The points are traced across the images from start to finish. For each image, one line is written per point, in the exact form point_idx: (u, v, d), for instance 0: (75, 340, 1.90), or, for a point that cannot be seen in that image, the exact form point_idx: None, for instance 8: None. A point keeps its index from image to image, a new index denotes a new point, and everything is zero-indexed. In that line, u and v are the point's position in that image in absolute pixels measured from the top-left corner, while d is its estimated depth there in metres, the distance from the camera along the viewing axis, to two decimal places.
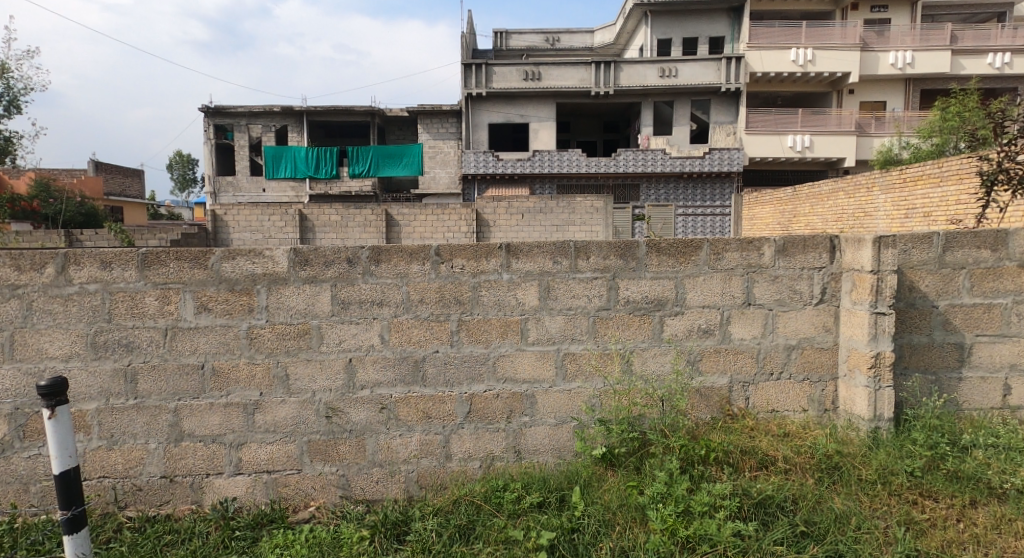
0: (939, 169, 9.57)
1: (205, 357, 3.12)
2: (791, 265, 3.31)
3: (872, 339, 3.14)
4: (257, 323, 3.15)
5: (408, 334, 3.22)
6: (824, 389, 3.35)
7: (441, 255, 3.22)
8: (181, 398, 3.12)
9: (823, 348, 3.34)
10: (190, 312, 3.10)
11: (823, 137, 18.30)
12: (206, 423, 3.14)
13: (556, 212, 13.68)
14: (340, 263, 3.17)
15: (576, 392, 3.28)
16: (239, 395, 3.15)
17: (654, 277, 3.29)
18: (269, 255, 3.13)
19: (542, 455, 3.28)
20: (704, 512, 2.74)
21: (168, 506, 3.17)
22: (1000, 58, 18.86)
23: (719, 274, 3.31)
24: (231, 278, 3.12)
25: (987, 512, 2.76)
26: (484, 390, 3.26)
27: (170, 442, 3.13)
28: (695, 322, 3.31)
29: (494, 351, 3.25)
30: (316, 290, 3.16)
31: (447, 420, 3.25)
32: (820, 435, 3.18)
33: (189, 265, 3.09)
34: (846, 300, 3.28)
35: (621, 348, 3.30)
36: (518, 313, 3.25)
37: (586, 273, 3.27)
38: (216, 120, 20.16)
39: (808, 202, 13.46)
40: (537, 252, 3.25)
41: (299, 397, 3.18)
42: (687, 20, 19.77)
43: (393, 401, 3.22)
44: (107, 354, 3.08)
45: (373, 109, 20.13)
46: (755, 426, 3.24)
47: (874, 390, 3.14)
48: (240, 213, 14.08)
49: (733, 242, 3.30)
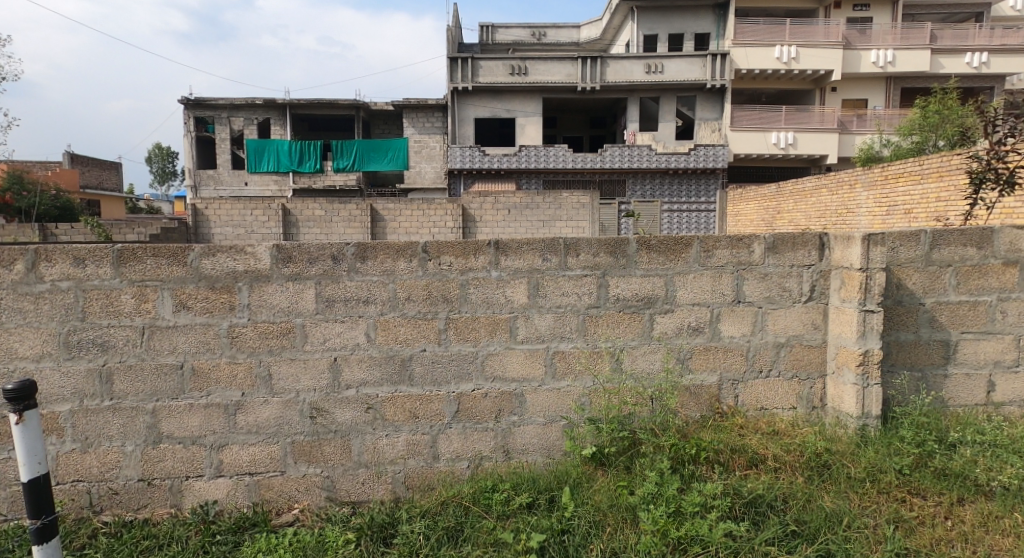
0: (920, 166, 9.68)
1: (185, 356, 3.04)
2: (781, 262, 3.29)
3: (860, 337, 3.13)
4: (238, 321, 3.06)
5: (395, 332, 3.16)
6: (813, 387, 3.34)
7: (429, 252, 3.16)
8: (159, 398, 3.03)
9: (812, 345, 3.33)
10: (168, 311, 3.01)
11: (806, 134, 18.44)
12: (186, 424, 3.06)
13: (542, 208, 13.65)
14: (324, 260, 3.10)
15: (566, 391, 3.25)
16: (221, 395, 3.07)
17: (645, 275, 3.25)
18: (251, 252, 3.06)
19: (532, 454, 3.25)
20: (695, 513, 2.70)
21: (146, 510, 3.08)
22: (978, 58, 19.11)
23: (709, 272, 3.28)
24: (212, 275, 3.04)
25: (975, 510, 2.72)
26: (473, 389, 3.21)
27: (148, 443, 3.05)
28: (685, 320, 3.28)
29: (482, 350, 3.20)
30: (300, 288, 3.09)
31: (434, 420, 3.20)
32: (809, 433, 3.16)
33: (166, 261, 3.00)
34: (835, 298, 3.27)
35: (611, 346, 3.26)
36: (506, 311, 3.20)
37: (576, 270, 3.22)
38: (196, 112, 19.84)
39: (792, 198, 13.54)
40: (527, 249, 3.20)
41: (282, 396, 3.11)
42: (672, 16, 19.78)
43: (380, 401, 3.16)
44: (80, 354, 2.98)
45: (358, 103, 19.94)
46: (745, 424, 3.23)
47: (862, 387, 3.13)
48: (221, 207, 13.88)
49: (724, 239, 3.27)
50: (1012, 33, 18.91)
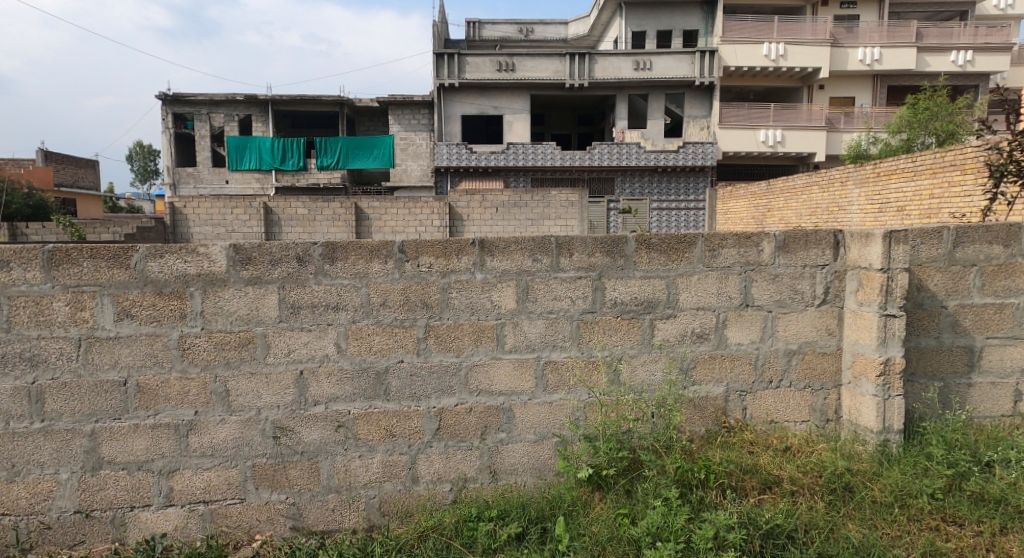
0: (912, 163, 9.49)
1: (128, 371, 2.70)
2: (793, 262, 3.00)
3: (881, 344, 2.83)
4: (191, 331, 2.73)
5: (369, 342, 2.83)
6: (827, 399, 3.04)
7: (406, 252, 2.84)
8: (99, 419, 2.68)
9: (825, 353, 3.04)
10: (108, 320, 2.67)
11: (794, 132, 18.24)
12: (131, 447, 2.72)
13: (531, 206, 13.34)
14: (288, 262, 2.78)
15: (559, 405, 2.94)
16: (170, 415, 2.74)
17: (644, 277, 2.95)
18: (204, 252, 2.73)
19: (521, 475, 2.93)
20: (708, 549, 2.41)
21: (82, 547, 2.72)
22: (963, 56, 19.01)
23: (714, 273, 2.98)
24: (159, 280, 2.70)
25: (1020, 541, 2.42)
26: (456, 404, 2.89)
27: (86, 471, 2.69)
28: (689, 326, 2.99)
29: (466, 361, 2.89)
30: (261, 293, 2.77)
31: (413, 438, 2.88)
32: (823, 450, 2.86)
33: (107, 264, 2.66)
34: (851, 302, 2.97)
35: (607, 355, 2.96)
36: (493, 317, 2.89)
37: (570, 272, 2.92)
38: (174, 109, 19.36)
39: (783, 196, 13.33)
40: (514, 248, 2.89)
41: (241, 415, 2.78)
42: (661, 12, 19.53)
43: (352, 418, 2.84)
44: (5, 371, 2.63)
45: (342, 99, 19.56)
46: (756, 441, 2.93)
47: (883, 400, 2.82)
48: (201, 206, 13.46)
49: (730, 237, 2.98)
50: (996, 31, 18.87)
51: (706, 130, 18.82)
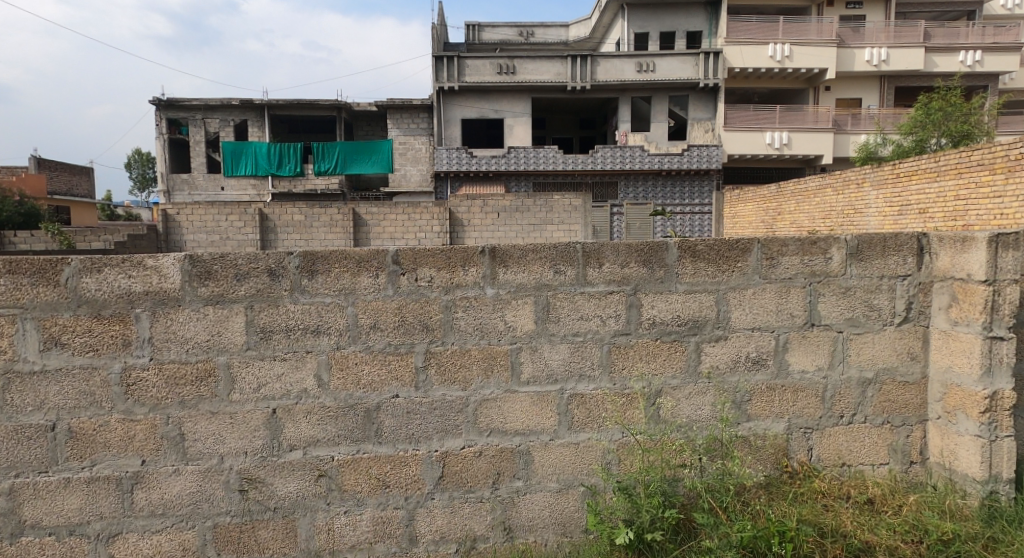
0: (935, 163, 9.00)
1: (58, 413, 2.18)
2: (867, 273, 2.48)
3: (985, 373, 2.30)
4: (136, 363, 2.21)
5: (356, 374, 2.31)
6: (910, 437, 2.52)
7: (401, 264, 2.33)
8: (19, 474, 2.17)
9: (907, 382, 2.51)
10: (32, 350, 2.16)
11: (801, 134, 17.73)
12: (61, 508, 2.20)
13: (534, 210, 12.82)
14: (257, 276, 2.27)
15: (586, 448, 2.42)
16: (111, 466, 2.22)
17: (689, 290, 2.44)
18: (153, 265, 2.21)
19: (541, 533, 2.41)
20: None
21: None
22: (972, 56, 18.50)
23: (773, 286, 2.46)
24: (96, 299, 2.18)
25: None
26: (463, 447, 2.37)
27: (5, 537, 2.19)
28: (742, 350, 2.47)
29: (475, 395, 2.36)
30: (224, 314, 2.25)
31: (410, 489, 2.35)
32: (916, 504, 2.34)
33: (29, 281, 2.15)
34: (941, 320, 2.45)
35: (646, 387, 2.44)
36: (506, 341, 2.37)
37: (599, 286, 2.40)
38: (169, 114, 18.89)
39: (794, 199, 12.81)
40: (531, 257, 2.37)
41: (198, 464, 2.26)
42: (664, 13, 19.06)
43: (335, 466, 2.32)
44: None
45: (339, 103, 19.07)
46: (826, 490, 2.42)
47: (988, 442, 2.30)
48: (194, 212, 12.91)
49: (793, 243, 2.47)
50: (1004, 30, 18.42)
51: (711, 132, 18.33)
